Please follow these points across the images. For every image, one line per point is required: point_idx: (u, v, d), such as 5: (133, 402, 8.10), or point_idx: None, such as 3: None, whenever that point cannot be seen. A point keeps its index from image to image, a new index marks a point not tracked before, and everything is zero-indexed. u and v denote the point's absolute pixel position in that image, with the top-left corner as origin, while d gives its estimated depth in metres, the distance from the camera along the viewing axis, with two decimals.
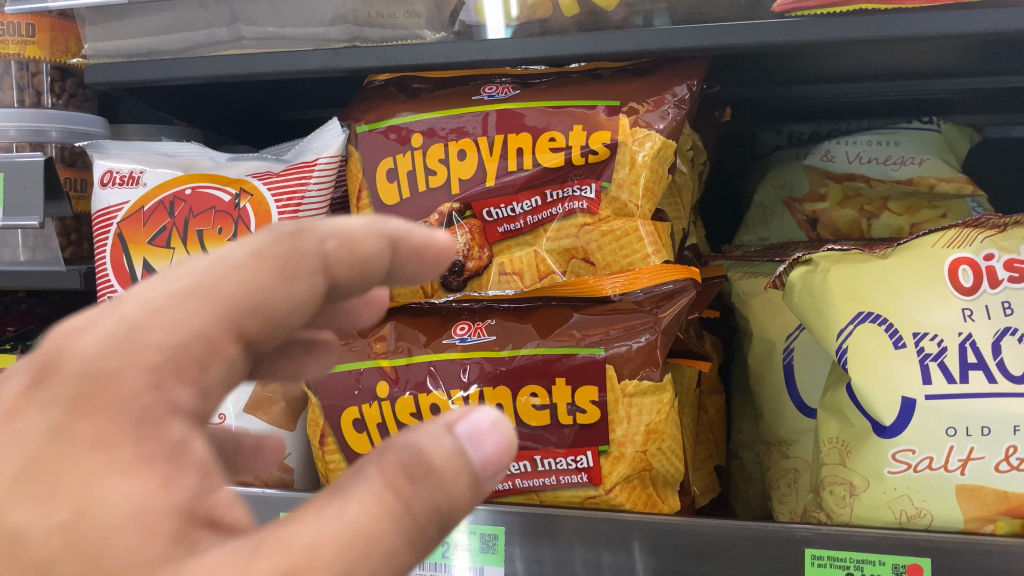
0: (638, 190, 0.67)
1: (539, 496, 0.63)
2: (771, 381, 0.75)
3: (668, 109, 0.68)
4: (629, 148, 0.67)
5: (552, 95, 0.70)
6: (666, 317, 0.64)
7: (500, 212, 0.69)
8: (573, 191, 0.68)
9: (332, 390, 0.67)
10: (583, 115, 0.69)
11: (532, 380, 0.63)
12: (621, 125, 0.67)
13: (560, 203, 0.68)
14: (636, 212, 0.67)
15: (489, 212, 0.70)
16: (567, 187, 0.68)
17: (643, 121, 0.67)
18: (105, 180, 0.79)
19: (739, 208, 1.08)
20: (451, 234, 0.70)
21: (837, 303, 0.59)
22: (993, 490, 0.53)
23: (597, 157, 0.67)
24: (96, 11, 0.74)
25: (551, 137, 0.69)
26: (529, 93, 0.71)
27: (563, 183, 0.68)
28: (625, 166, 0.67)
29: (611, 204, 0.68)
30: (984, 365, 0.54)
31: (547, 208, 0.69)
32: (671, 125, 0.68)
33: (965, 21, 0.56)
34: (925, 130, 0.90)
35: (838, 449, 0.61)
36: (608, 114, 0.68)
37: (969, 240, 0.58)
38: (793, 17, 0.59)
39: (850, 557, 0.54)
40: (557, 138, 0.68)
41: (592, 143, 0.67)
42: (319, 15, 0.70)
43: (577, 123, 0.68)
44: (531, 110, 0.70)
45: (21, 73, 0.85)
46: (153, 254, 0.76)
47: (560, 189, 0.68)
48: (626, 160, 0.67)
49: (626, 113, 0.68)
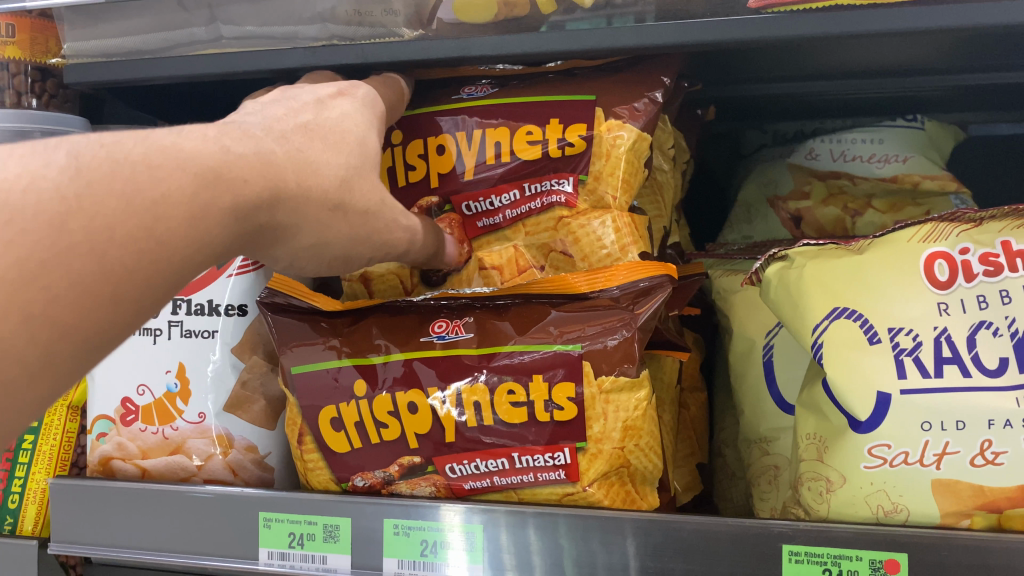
0: (615, 182, 0.67)
1: (517, 493, 0.63)
2: (750, 379, 0.75)
3: (641, 106, 0.68)
4: (605, 139, 0.67)
5: (525, 92, 0.71)
6: (642, 313, 0.63)
7: (480, 206, 0.70)
8: (551, 185, 0.68)
9: (310, 389, 0.67)
10: (563, 106, 0.69)
11: (509, 378, 0.63)
12: (597, 117, 0.68)
13: (538, 197, 0.69)
14: (613, 204, 0.68)
15: (468, 206, 0.70)
16: (545, 181, 0.69)
17: (617, 113, 0.68)
18: None
19: (724, 206, 1.09)
20: None
21: (812, 297, 0.59)
22: (970, 485, 0.53)
23: (574, 149, 0.68)
24: (76, 13, 0.74)
25: (528, 130, 0.69)
26: (507, 91, 0.71)
27: (540, 177, 0.69)
28: (601, 158, 0.68)
29: (588, 197, 0.68)
30: (959, 359, 0.54)
31: (526, 202, 0.69)
32: (648, 121, 0.68)
33: (938, 16, 0.56)
34: (908, 127, 0.90)
35: (815, 446, 0.61)
36: (583, 108, 0.68)
37: (944, 234, 0.58)
38: (770, 13, 0.59)
39: (827, 553, 0.53)
40: (534, 132, 0.69)
41: (569, 136, 0.68)
42: (299, 15, 0.70)
43: (554, 117, 0.69)
44: (507, 107, 0.70)
45: (2, 74, 0.85)
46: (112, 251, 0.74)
47: (538, 182, 0.69)
48: (602, 152, 0.68)
49: (602, 107, 0.68)
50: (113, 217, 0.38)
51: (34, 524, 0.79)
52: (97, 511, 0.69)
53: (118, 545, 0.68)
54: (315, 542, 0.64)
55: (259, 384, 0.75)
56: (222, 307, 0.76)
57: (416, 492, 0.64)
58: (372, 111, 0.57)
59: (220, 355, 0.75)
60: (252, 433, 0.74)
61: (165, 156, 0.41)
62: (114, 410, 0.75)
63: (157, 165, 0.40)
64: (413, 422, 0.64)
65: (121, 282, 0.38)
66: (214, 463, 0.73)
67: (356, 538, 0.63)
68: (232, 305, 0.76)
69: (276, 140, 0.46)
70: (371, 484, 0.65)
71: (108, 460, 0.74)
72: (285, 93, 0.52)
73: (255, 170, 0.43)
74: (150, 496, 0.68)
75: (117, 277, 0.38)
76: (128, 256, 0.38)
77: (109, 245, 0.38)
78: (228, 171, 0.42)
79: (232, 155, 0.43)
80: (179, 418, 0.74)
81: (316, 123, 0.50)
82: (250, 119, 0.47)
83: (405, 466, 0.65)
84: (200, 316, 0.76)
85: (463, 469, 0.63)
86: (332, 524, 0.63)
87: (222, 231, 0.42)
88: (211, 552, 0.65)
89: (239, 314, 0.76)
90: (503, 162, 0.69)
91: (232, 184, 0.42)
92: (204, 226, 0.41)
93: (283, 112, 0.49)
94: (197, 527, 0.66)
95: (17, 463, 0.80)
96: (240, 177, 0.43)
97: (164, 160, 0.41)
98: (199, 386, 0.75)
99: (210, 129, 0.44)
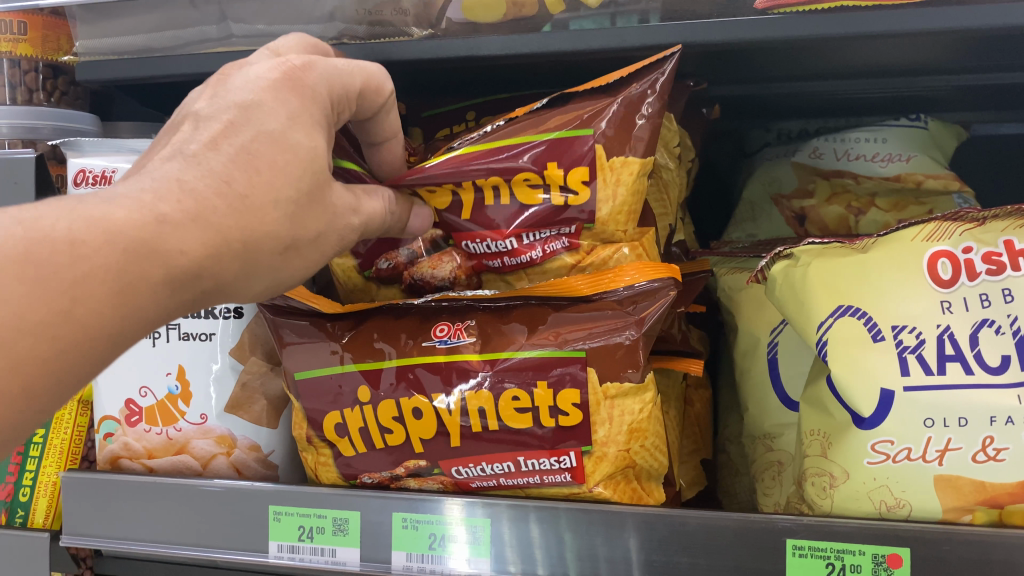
0: (620, 219, 0.66)
1: (525, 489, 0.65)
2: (754, 376, 0.76)
3: (641, 131, 0.65)
4: (608, 189, 0.65)
5: (505, 132, 0.65)
6: (648, 317, 0.64)
7: (479, 247, 0.69)
8: (551, 233, 0.67)
9: (313, 394, 0.68)
10: (560, 148, 0.64)
11: (516, 383, 0.63)
12: (599, 160, 0.64)
13: (538, 245, 0.67)
14: (621, 238, 0.67)
15: (468, 246, 0.69)
16: (544, 231, 0.67)
17: (618, 152, 0.64)
18: (77, 180, 0.76)
19: (728, 204, 1.09)
20: (437, 261, 0.71)
21: (817, 297, 0.60)
22: (971, 481, 0.54)
23: (576, 198, 0.65)
24: (87, 10, 0.74)
25: (526, 177, 0.65)
26: (521, 124, 0.66)
27: (545, 226, 0.66)
28: (606, 205, 0.65)
29: (591, 238, 0.67)
30: (961, 357, 0.55)
31: (525, 251, 0.68)
32: (645, 144, 0.65)
33: (940, 18, 0.57)
34: (911, 127, 0.91)
35: (819, 442, 0.62)
36: (584, 152, 0.64)
37: (948, 233, 0.58)
38: (776, 14, 0.60)
39: (831, 547, 0.54)
40: (533, 178, 0.65)
41: (571, 183, 0.64)
42: (310, 13, 0.71)
43: (553, 161, 0.64)
44: (496, 151, 0.65)
45: (13, 71, 0.87)
46: None
47: (536, 232, 0.67)
48: (608, 196, 0.65)
49: (602, 145, 0.64)
50: (26, 304, 0.40)
51: (45, 517, 0.80)
52: (108, 506, 0.70)
53: (135, 541, 0.69)
54: (324, 535, 0.65)
55: (259, 385, 0.75)
56: (218, 309, 0.76)
57: (424, 488, 0.66)
58: (321, 97, 0.53)
59: (220, 361, 0.75)
60: (254, 432, 0.75)
61: (93, 230, 0.42)
62: (119, 411, 0.76)
63: (81, 241, 0.42)
64: (418, 427, 0.65)
65: (35, 371, 0.41)
66: (218, 463, 0.74)
67: (365, 532, 0.64)
68: (228, 308, 0.76)
69: (215, 185, 0.46)
70: (379, 481, 0.67)
71: (116, 459, 0.76)
72: (220, 93, 0.51)
73: (191, 237, 0.45)
74: (161, 488, 0.68)
75: (33, 365, 0.41)
76: (41, 344, 0.41)
77: (18, 335, 0.40)
78: (164, 243, 0.44)
79: (167, 225, 0.44)
80: (181, 419, 0.75)
81: (257, 139, 0.48)
82: (202, 155, 0.47)
83: (412, 468, 0.66)
84: (197, 318, 0.76)
85: (470, 471, 0.64)
86: (341, 518, 0.64)
87: (155, 303, 0.45)
88: (222, 545, 0.66)
89: (235, 317, 0.76)
90: (506, 208, 0.67)
91: (165, 256, 0.44)
92: (130, 301, 0.43)
93: (220, 137, 0.48)
94: (209, 521, 0.67)
95: (27, 456, 0.80)
96: (177, 250, 0.44)
97: (91, 234, 0.42)
98: (200, 387, 0.75)
99: (141, 192, 0.45)
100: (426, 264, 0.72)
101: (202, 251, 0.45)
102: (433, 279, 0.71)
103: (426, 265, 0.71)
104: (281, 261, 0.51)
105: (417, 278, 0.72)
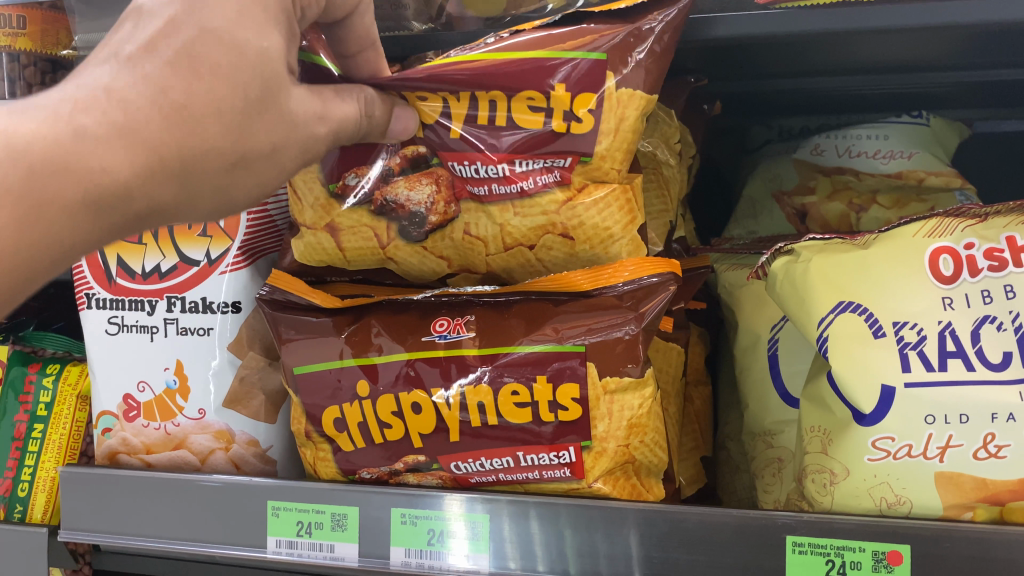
0: (617, 156, 0.62)
1: (524, 485, 0.64)
2: (755, 372, 0.76)
3: (651, 64, 0.62)
4: (613, 117, 0.61)
5: (508, 45, 0.60)
6: (648, 312, 0.64)
7: (466, 170, 0.64)
8: (545, 164, 0.62)
9: (311, 389, 0.67)
10: (562, 68, 0.60)
11: (514, 378, 0.63)
12: (608, 87, 0.61)
13: (530, 176, 0.63)
14: (615, 177, 0.63)
15: (456, 167, 0.64)
16: (539, 160, 0.62)
17: (626, 83, 0.61)
18: None
19: (729, 200, 1.09)
20: (414, 182, 0.65)
21: (818, 293, 0.60)
22: (972, 478, 0.54)
23: (581, 127, 0.61)
24: (88, 4, 0.74)
25: (529, 95, 0.61)
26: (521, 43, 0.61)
27: (537, 153, 0.62)
28: (608, 136, 0.62)
29: (587, 172, 0.63)
30: (963, 353, 0.55)
31: (516, 181, 0.63)
32: (652, 80, 0.62)
33: (941, 13, 0.56)
34: (913, 124, 0.90)
35: (819, 438, 0.61)
36: (593, 73, 0.60)
37: (951, 229, 0.58)
38: (778, 9, 0.59)
39: (831, 544, 0.54)
40: (536, 98, 0.61)
41: (577, 110, 0.61)
42: None
43: (560, 83, 0.60)
44: (498, 62, 0.60)
45: (13, 65, 0.87)
46: (126, 252, 0.77)
47: (531, 160, 0.62)
48: (610, 128, 0.62)
49: (614, 72, 0.61)
50: None
51: (43, 512, 0.80)
52: (106, 500, 0.70)
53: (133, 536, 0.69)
54: (323, 531, 0.64)
55: (257, 379, 0.75)
56: (216, 304, 0.75)
57: (423, 483, 0.66)
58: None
59: (219, 356, 0.75)
60: (252, 427, 0.75)
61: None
62: (117, 406, 0.76)
63: None
64: (417, 422, 0.64)
65: None
66: (217, 457, 0.74)
67: (363, 527, 0.63)
68: (226, 302, 0.75)
69: (150, 95, 0.47)
70: (378, 476, 0.67)
71: (114, 454, 0.76)
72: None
73: (114, 154, 0.46)
74: (158, 483, 0.68)
75: None
76: None
77: None
78: (78, 159, 0.45)
79: (85, 138, 0.46)
80: (180, 414, 0.75)
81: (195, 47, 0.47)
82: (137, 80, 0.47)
83: (411, 462, 0.65)
84: (195, 313, 0.75)
85: (469, 467, 0.64)
86: (340, 514, 0.64)
87: (74, 223, 0.47)
88: (219, 540, 0.66)
89: (234, 311, 0.75)
90: (498, 129, 0.62)
91: (83, 173, 0.46)
92: (43, 218, 0.45)
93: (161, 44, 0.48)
94: (206, 516, 0.66)
95: (26, 451, 0.81)
96: (97, 167, 0.46)
97: None
98: (199, 382, 0.75)
99: (62, 103, 0.46)
100: (400, 184, 0.66)
101: (128, 170, 0.47)
102: (408, 201, 0.65)
103: (400, 185, 0.66)
104: (230, 177, 0.51)
105: (389, 199, 0.66)
